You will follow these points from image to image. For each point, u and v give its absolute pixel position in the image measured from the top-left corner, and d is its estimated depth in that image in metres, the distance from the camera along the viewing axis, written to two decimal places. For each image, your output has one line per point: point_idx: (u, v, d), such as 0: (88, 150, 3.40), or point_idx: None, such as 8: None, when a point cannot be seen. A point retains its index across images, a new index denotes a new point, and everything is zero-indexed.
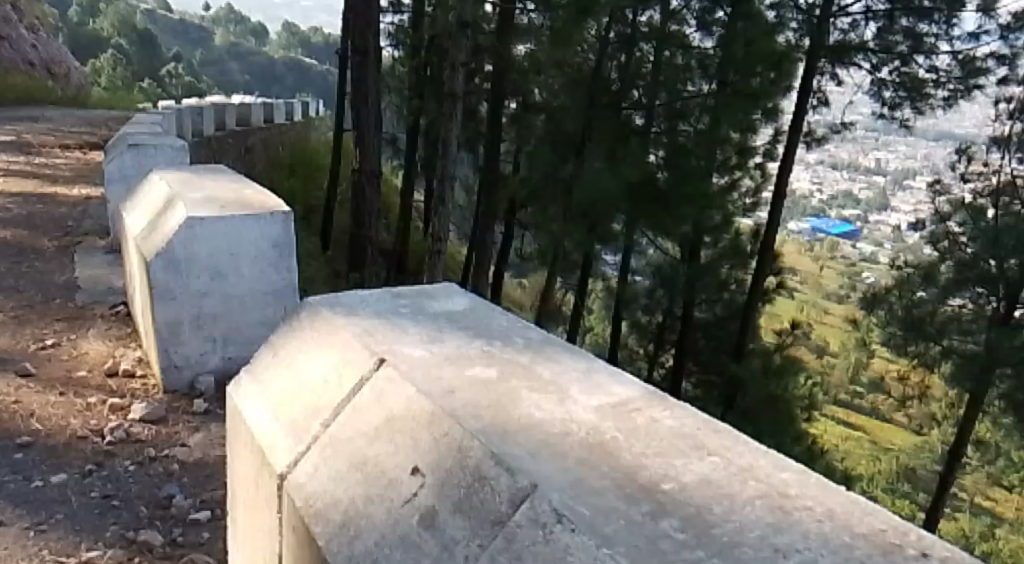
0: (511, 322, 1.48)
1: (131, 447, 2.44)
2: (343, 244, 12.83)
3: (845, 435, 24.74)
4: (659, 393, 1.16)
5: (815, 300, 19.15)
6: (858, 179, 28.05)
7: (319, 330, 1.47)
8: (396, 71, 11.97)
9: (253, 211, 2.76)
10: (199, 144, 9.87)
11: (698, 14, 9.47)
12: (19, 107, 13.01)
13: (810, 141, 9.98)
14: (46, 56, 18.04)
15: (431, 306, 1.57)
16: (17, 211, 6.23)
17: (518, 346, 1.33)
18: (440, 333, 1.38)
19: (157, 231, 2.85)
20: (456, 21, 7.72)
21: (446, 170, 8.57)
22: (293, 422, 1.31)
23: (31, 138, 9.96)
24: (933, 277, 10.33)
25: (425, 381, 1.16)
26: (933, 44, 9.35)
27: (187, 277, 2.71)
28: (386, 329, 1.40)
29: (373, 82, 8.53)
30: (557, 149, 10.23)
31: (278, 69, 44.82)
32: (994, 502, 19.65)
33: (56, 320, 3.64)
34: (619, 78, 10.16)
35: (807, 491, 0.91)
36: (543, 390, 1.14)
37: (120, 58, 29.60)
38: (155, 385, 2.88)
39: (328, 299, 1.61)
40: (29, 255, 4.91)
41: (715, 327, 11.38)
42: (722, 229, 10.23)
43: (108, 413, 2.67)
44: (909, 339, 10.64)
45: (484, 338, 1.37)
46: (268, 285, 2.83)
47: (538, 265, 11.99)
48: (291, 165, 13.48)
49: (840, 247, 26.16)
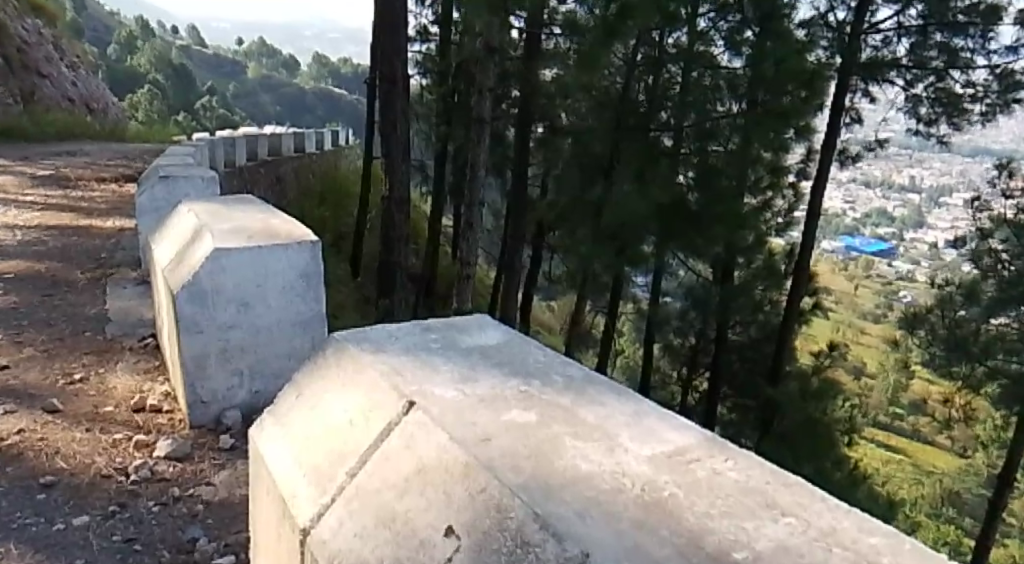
0: (549, 357, 1.38)
1: (155, 486, 2.37)
2: (373, 271, 12.86)
3: (887, 458, 24.06)
4: (717, 439, 1.04)
5: (852, 320, 18.80)
6: (893, 198, 27.66)
7: (345, 368, 1.38)
8: (424, 99, 12.07)
9: (281, 240, 2.71)
10: (231, 175, 9.99)
11: (727, 34, 9.40)
12: (59, 142, 13.35)
13: (843, 159, 9.70)
14: (85, 92, 18.51)
15: (463, 339, 1.47)
16: (53, 244, 6.32)
17: (558, 385, 1.22)
18: (472, 371, 1.29)
19: (184, 262, 2.80)
20: (483, 47, 7.73)
21: (475, 195, 8.54)
22: (317, 469, 1.22)
23: (69, 172, 10.17)
24: (976, 297, 9.95)
25: (458, 425, 1.06)
26: (969, 58, 9.04)
27: (213, 309, 2.64)
28: (416, 366, 1.31)
29: (401, 110, 8.57)
30: (585, 172, 10.28)
31: (309, 100, 45.75)
32: None
33: (85, 354, 3.62)
34: (647, 99, 10.05)
35: (901, 561, 0.79)
36: (589, 437, 1.02)
37: (156, 93, 30.41)
38: (181, 420, 2.81)
39: (356, 333, 1.52)
40: (62, 288, 4.94)
41: (749, 349, 11.15)
42: (756, 249, 10.05)
43: (133, 450, 2.60)
44: (953, 360, 10.30)
45: (520, 375, 1.26)
46: (296, 316, 2.77)
47: (567, 288, 11.89)
48: (321, 194, 13.61)
49: (876, 266, 25.74)
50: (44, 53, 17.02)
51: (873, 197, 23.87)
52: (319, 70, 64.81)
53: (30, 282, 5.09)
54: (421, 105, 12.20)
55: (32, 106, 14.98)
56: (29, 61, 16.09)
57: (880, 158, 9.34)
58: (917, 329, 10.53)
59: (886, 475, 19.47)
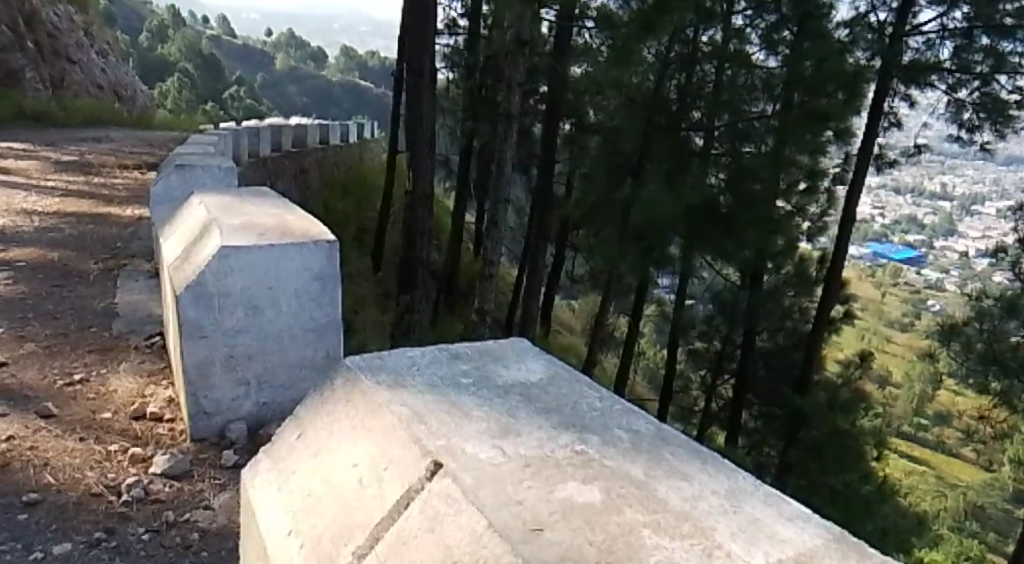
0: (606, 403, 1.11)
1: (148, 509, 2.14)
2: (394, 265, 12.67)
3: (909, 467, 23.63)
4: (840, 538, 0.79)
5: (879, 328, 18.42)
6: (922, 205, 27.20)
7: (354, 406, 1.13)
8: (451, 93, 11.74)
9: (294, 238, 2.45)
10: (255, 166, 9.82)
11: (764, 32, 9.07)
12: (85, 128, 13.27)
13: (879, 165, 9.30)
14: (114, 78, 18.47)
15: (500, 374, 1.21)
16: (70, 231, 6.15)
17: (623, 445, 0.96)
18: (511, 418, 1.03)
19: (191, 260, 2.57)
20: (512, 39, 7.40)
21: (501, 191, 8.26)
22: (316, 543, 0.97)
23: (93, 158, 10.05)
24: (1016, 310, 9.48)
25: (496, 501, 0.80)
26: (1017, 63, 8.49)
27: (220, 313, 2.42)
28: (441, 409, 1.05)
29: (428, 102, 8.34)
30: (614, 173, 9.75)
31: (335, 92, 45.97)
32: None
33: (88, 351, 3.41)
34: (678, 97, 9.62)
35: None
36: (672, 528, 0.77)
37: (186, 81, 30.59)
38: (182, 432, 2.59)
39: (370, 359, 1.27)
40: (72, 279, 4.77)
41: (776, 356, 10.82)
42: (787, 253, 9.80)
43: (128, 465, 2.39)
44: (988, 373, 9.82)
45: (577, 430, 1.00)
46: (309, 321, 2.53)
47: (589, 289, 11.58)
48: (344, 187, 13.43)
49: (904, 273, 25.31)
50: (74, 39, 16.99)
51: (902, 204, 23.31)
52: (347, 62, 65.15)
53: (42, 271, 4.93)
54: (447, 98, 11.90)
55: (61, 92, 14.94)
56: (59, 47, 16.07)
57: (915, 165, 8.99)
58: (952, 341, 9.94)
59: (907, 484, 19.05)
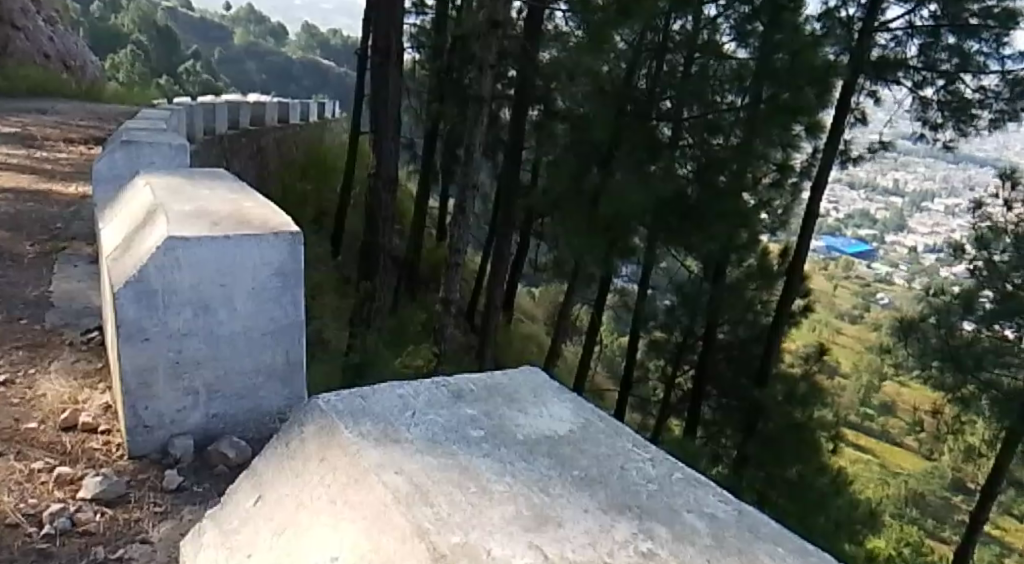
0: (661, 471, 0.87)
1: (73, 544, 1.84)
2: (354, 249, 12.28)
3: (856, 455, 24.03)
4: None
5: (832, 321, 18.64)
6: (873, 200, 27.76)
7: (335, 471, 0.87)
8: (417, 74, 11.39)
9: (252, 229, 2.16)
10: (211, 144, 9.33)
11: (737, 21, 8.81)
12: (29, 99, 12.53)
13: (845, 160, 9.08)
14: (63, 48, 17.56)
15: (517, 424, 0.96)
16: (6, 209, 5.68)
17: (700, 540, 0.72)
18: (544, 496, 0.78)
19: (132, 252, 2.24)
20: (485, 20, 7.03)
21: (467, 177, 7.96)
22: None
23: (36, 131, 9.43)
24: (972, 306, 9.36)
25: None
26: (982, 63, 8.52)
27: (164, 313, 2.10)
28: (451, 480, 0.80)
29: (393, 84, 8.01)
30: (582, 159, 9.21)
31: (295, 70, 44.81)
32: (1005, 532, 18.79)
33: (16, 348, 3.04)
34: (648, 87, 9.16)
35: None
36: None
37: (139, 53, 29.43)
38: (119, 446, 2.28)
39: (350, 400, 1.02)
40: (5, 262, 4.36)
41: (737, 348, 10.71)
42: (750, 247, 9.48)
43: (52, 487, 2.07)
44: (941, 367, 9.70)
45: (639, 514, 0.76)
46: (267, 323, 2.23)
47: (552, 279, 11.33)
48: (303, 168, 12.93)
49: (854, 266, 25.82)
50: (20, 5, 16.07)
51: (857, 197, 23.62)
52: (309, 42, 63.86)
53: None
54: (413, 80, 11.51)
55: (4, 60, 14.09)
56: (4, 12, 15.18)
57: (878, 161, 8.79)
58: (910, 337, 9.83)
59: (854, 471, 19.33)
